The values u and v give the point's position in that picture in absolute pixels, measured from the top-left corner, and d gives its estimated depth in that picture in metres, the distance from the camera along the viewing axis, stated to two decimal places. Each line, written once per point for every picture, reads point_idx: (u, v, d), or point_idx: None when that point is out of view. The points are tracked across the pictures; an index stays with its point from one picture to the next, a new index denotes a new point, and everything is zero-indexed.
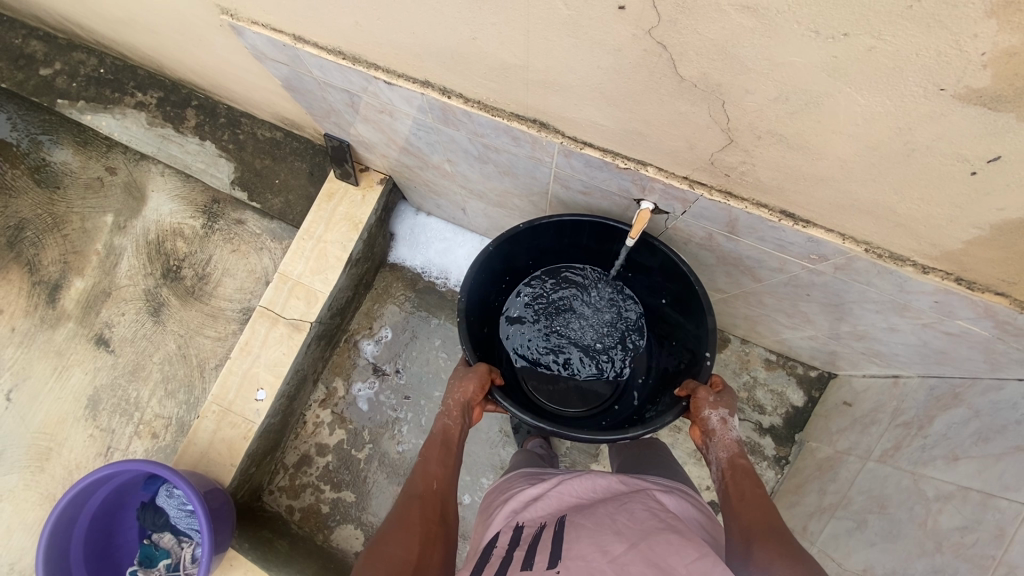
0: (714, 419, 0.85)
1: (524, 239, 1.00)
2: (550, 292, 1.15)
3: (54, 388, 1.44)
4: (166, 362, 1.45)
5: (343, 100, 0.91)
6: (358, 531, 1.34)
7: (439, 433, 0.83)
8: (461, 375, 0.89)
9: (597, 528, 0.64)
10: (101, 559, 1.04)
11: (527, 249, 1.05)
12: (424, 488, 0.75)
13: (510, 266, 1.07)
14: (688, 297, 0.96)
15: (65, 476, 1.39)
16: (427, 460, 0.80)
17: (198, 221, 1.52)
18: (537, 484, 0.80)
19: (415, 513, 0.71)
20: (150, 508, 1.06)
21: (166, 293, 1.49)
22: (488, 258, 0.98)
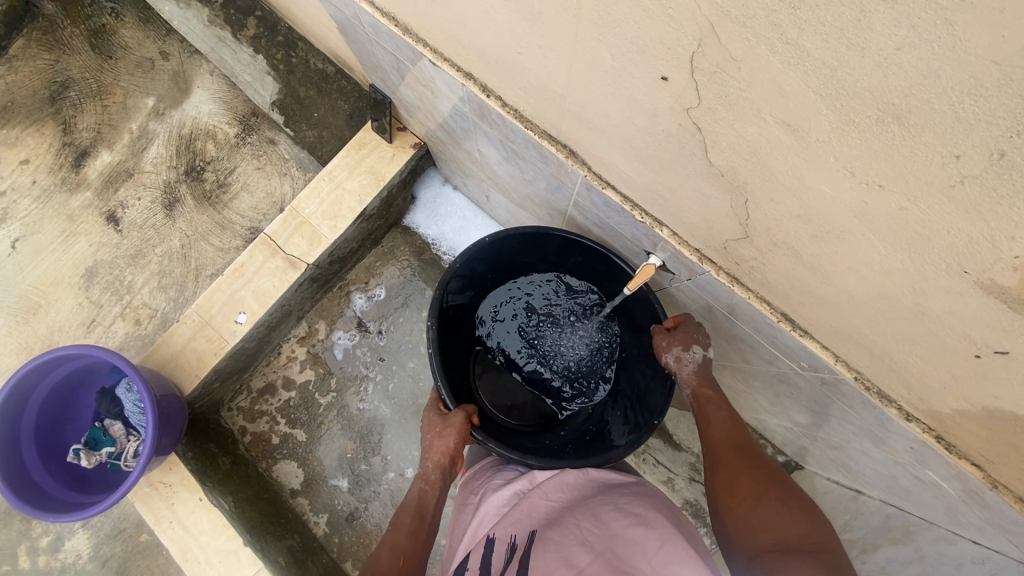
0: (671, 360, 0.90)
1: (506, 242, 0.98)
2: (517, 301, 1.14)
3: (58, 250, 1.48)
4: (166, 257, 1.47)
5: (391, 63, 0.89)
6: (299, 470, 1.38)
7: (417, 504, 0.91)
8: (438, 429, 0.92)
9: (564, 539, 0.71)
10: (49, 434, 1.08)
11: (498, 260, 1.04)
12: (390, 563, 0.83)
13: (481, 276, 1.06)
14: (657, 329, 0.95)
15: (47, 335, 1.43)
16: (397, 532, 0.88)
17: (233, 129, 1.52)
18: (507, 485, 0.88)
19: None
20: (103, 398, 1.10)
21: (184, 191, 1.50)
22: (466, 261, 0.97)
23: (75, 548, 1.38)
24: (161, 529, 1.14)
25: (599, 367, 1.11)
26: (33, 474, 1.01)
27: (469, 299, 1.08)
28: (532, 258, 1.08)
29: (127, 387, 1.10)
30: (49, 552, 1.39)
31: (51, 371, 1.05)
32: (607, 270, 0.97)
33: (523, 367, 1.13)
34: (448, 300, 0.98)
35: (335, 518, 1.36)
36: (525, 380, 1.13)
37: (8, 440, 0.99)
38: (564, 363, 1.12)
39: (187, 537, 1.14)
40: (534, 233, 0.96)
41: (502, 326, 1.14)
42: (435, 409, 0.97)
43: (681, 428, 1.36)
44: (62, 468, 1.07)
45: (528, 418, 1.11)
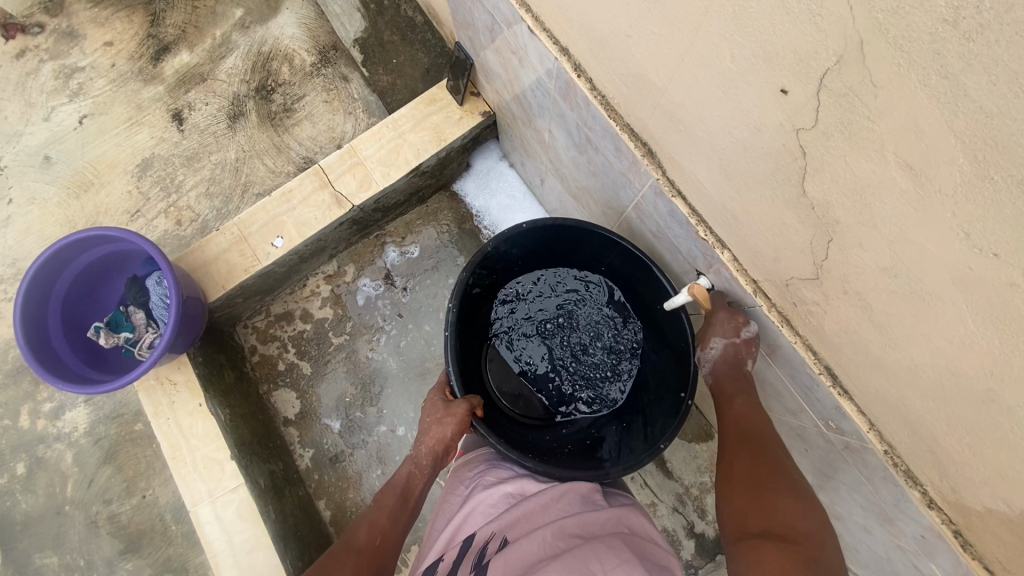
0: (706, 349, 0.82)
1: (547, 232, 0.97)
2: (542, 295, 1.13)
3: (121, 136, 1.53)
4: (220, 166, 1.51)
5: (485, 22, 0.88)
6: (297, 401, 1.40)
7: (405, 487, 0.96)
8: (439, 414, 0.96)
9: (531, 547, 0.70)
10: (79, 307, 1.12)
11: (530, 249, 1.03)
12: (365, 541, 0.87)
13: (510, 262, 1.05)
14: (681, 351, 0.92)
15: (93, 213, 1.50)
16: (379, 510, 0.92)
17: (310, 58, 1.53)
18: (500, 485, 0.87)
19: (347, 560, 0.84)
20: (134, 285, 1.13)
21: (250, 106, 1.53)
22: (501, 244, 0.96)
23: (72, 420, 1.43)
24: (157, 423, 1.17)
25: (613, 377, 1.09)
26: (53, 338, 1.05)
27: (495, 282, 1.08)
28: (566, 253, 1.06)
29: (155, 280, 1.12)
30: (48, 418, 1.44)
31: (93, 247, 1.09)
32: (642, 279, 0.95)
33: (535, 362, 1.12)
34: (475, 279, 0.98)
35: (320, 456, 1.38)
36: (535, 376, 1.12)
37: (37, 299, 1.03)
38: (580, 365, 1.11)
39: (179, 437, 1.16)
40: (579, 228, 0.94)
41: (522, 315, 1.13)
42: (439, 393, 1.02)
43: (677, 457, 1.34)
44: (82, 342, 1.10)
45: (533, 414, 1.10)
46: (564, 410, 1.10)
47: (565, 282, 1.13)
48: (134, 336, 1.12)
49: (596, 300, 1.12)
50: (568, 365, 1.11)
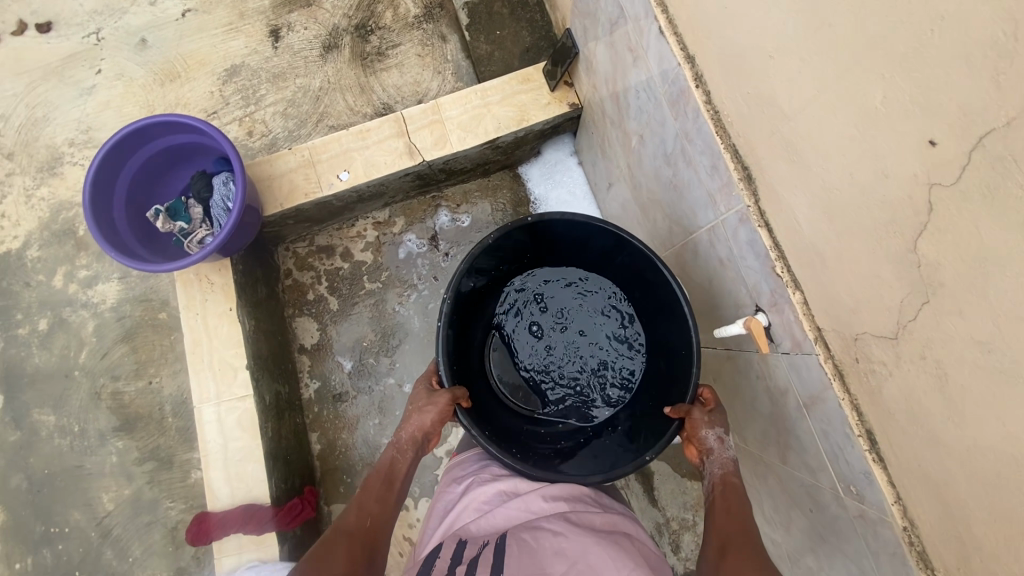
0: (711, 438, 0.85)
1: (560, 228, 1.01)
2: (548, 294, 1.17)
3: (217, 38, 1.56)
4: (302, 91, 1.53)
5: (609, 15, 0.89)
6: (316, 332, 1.43)
7: (388, 471, 0.93)
8: (422, 403, 0.96)
9: (534, 552, 0.73)
10: (145, 187, 1.16)
11: (543, 244, 1.07)
12: (355, 524, 0.84)
13: (517, 254, 1.09)
14: (681, 363, 0.94)
15: (172, 104, 1.54)
16: (365, 496, 0.89)
17: (416, 11, 1.55)
18: (492, 483, 0.90)
19: (340, 547, 0.80)
20: (200, 180, 1.17)
21: (346, 42, 1.55)
22: (510, 235, 1.00)
23: (102, 293, 1.47)
24: (186, 314, 1.20)
25: (613, 379, 1.12)
26: (114, 208, 1.09)
27: (497, 277, 1.12)
28: (578, 252, 1.10)
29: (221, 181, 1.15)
30: (81, 284, 1.48)
31: (173, 134, 1.12)
32: (654, 285, 0.98)
33: (535, 361, 1.15)
34: (477, 271, 1.02)
35: (324, 390, 1.41)
36: (533, 373, 1.15)
37: (110, 168, 1.07)
38: (581, 363, 1.14)
39: (203, 334, 1.19)
40: (593, 227, 0.98)
41: (525, 312, 1.17)
42: (426, 380, 1.01)
43: (665, 488, 1.34)
44: (139, 219, 1.14)
45: (531, 411, 1.13)
46: (558, 408, 1.13)
47: (574, 284, 1.17)
48: (187, 228, 1.15)
49: (604, 300, 1.16)
50: (567, 366, 1.14)
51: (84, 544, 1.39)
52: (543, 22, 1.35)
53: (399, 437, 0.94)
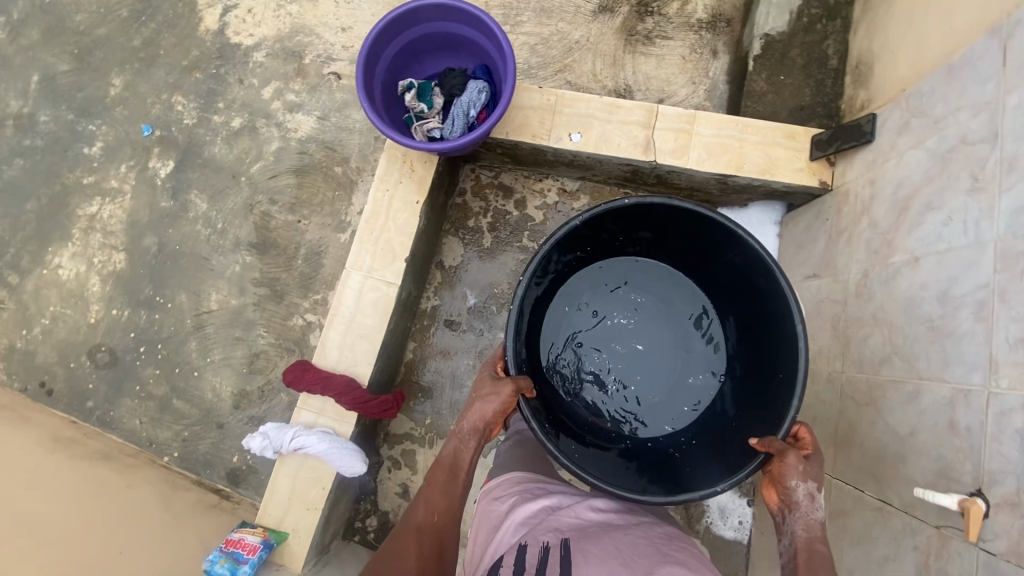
0: (801, 492, 0.82)
1: (661, 218, 1.02)
2: (628, 283, 1.20)
3: None
4: (561, 35, 1.52)
5: (962, 134, 0.84)
6: (460, 256, 1.46)
7: (452, 461, 0.95)
8: (484, 393, 0.96)
9: (603, 560, 0.75)
10: (409, 56, 1.18)
11: (641, 230, 1.08)
12: (424, 519, 0.90)
13: (613, 237, 1.10)
14: (778, 387, 0.95)
15: None
16: (432, 488, 0.93)
17: (702, 15, 1.50)
18: (535, 501, 0.88)
19: (411, 546, 0.86)
20: (458, 76, 1.18)
21: (623, 10, 1.52)
22: (606, 219, 1.01)
23: (298, 123, 1.53)
24: (379, 187, 1.24)
25: (693, 376, 1.15)
26: (379, 63, 1.13)
27: (581, 258, 1.13)
28: (673, 246, 1.12)
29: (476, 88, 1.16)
30: (284, 105, 1.54)
31: (461, 24, 1.13)
32: (762, 302, 0.99)
33: (603, 349, 1.18)
34: (563, 250, 1.03)
35: (440, 309, 1.45)
36: (596, 360, 1.18)
37: (396, 27, 1.09)
38: (660, 356, 1.18)
39: (383, 211, 1.23)
40: (697, 220, 0.99)
41: (601, 293, 1.19)
42: (489, 370, 1.01)
43: None
44: (390, 81, 1.18)
45: (610, 406, 1.16)
46: (621, 399, 1.16)
47: (655, 274, 1.20)
48: (425, 112, 1.17)
49: (687, 288, 1.19)
50: (642, 363, 1.17)
51: (176, 326, 1.47)
52: (834, 89, 1.27)
53: (461, 428, 0.95)
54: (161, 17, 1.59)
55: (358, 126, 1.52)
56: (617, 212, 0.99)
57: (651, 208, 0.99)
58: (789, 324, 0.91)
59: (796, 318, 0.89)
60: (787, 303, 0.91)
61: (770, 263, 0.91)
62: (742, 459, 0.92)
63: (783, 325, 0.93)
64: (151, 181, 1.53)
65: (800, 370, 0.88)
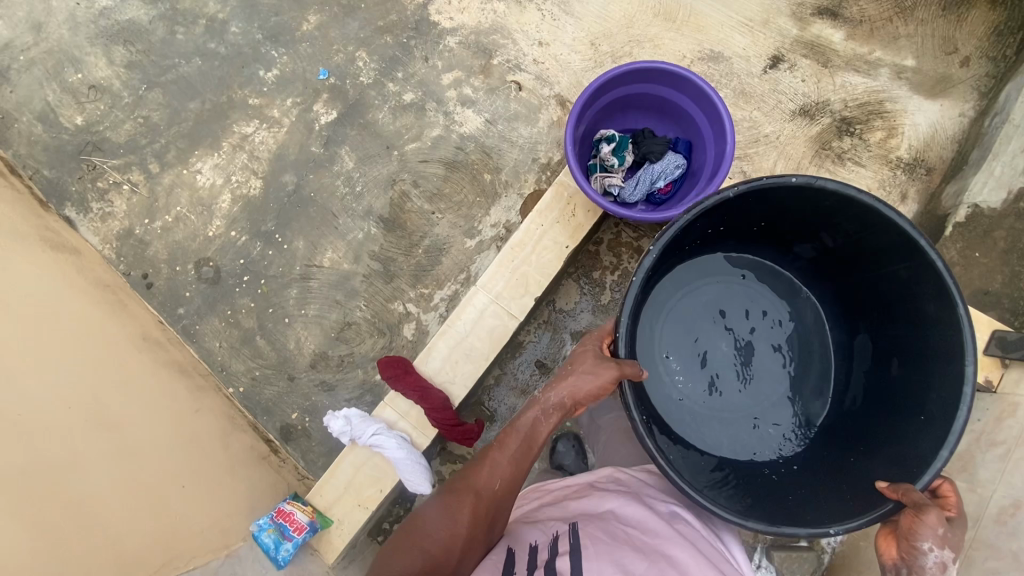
0: (933, 556, 0.81)
1: (820, 209, 0.97)
2: (733, 280, 1.19)
3: (730, 21, 1.52)
4: (751, 124, 1.48)
5: None
6: (574, 303, 1.42)
7: (530, 431, 0.93)
8: (590, 364, 0.91)
9: (608, 537, 0.80)
10: (617, 108, 1.16)
11: (769, 220, 1.05)
12: (479, 486, 0.91)
13: (741, 224, 1.06)
14: (918, 421, 0.91)
15: (648, 36, 1.52)
16: (495, 459, 0.93)
17: (903, 154, 1.43)
18: (556, 503, 0.96)
19: (462, 515, 0.89)
20: (658, 143, 1.14)
21: (822, 122, 1.47)
22: (764, 202, 0.96)
23: (466, 118, 1.52)
24: (535, 219, 1.22)
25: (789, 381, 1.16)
26: (591, 105, 1.11)
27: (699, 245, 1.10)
28: (790, 240, 1.11)
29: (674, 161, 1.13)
30: (459, 97, 1.53)
31: (684, 96, 1.10)
32: (921, 335, 0.93)
33: (702, 352, 1.17)
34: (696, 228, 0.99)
35: (537, 348, 1.41)
36: (691, 359, 1.16)
37: (622, 79, 1.08)
38: (762, 366, 1.17)
39: (532, 244, 1.21)
40: (866, 224, 0.93)
41: (707, 287, 1.18)
42: (594, 344, 0.96)
43: None
44: (592, 125, 1.16)
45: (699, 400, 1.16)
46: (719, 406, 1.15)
47: (759, 277, 1.20)
48: (614, 166, 1.14)
49: (792, 295, 1.19)
50: (744, 372, 1.16)
51: (284, 269, 1.48)
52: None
53: (541, 401, 0.93)
54: None
55: (521, 141, 1.50)
56: (780, 195, 0.94)
57: (820, 197, 0.92)
58: (955, 363, 0.85)
59: (967, 358, 0.83)
60: (957, 337, 0.84)
61: (947, 284, 0.84)
62: (854, 504, 0.90)
63: (943, 359, 0.88)
64: (310, 124, 1.54)
65: (961, 419, 0.83)
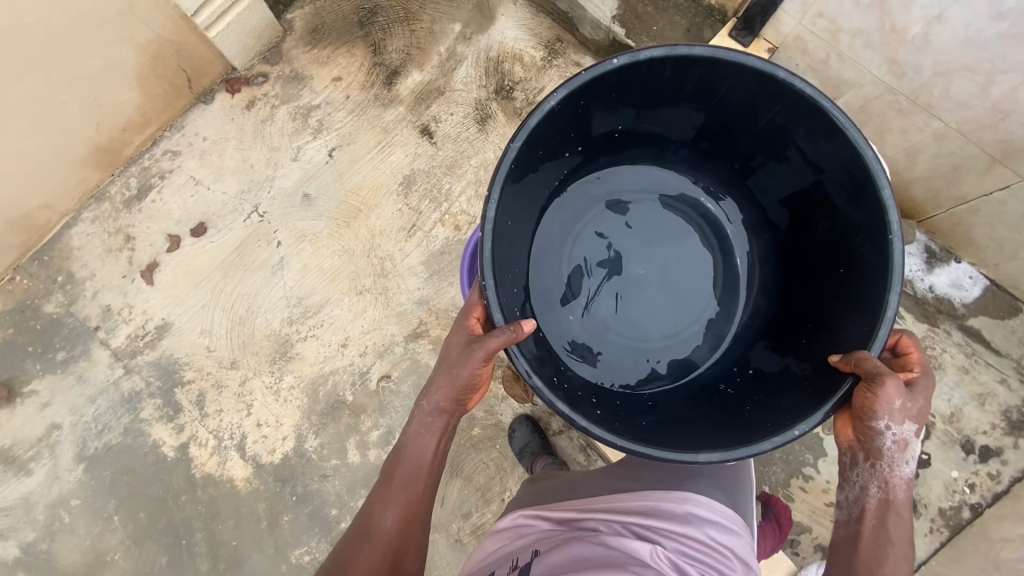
0: (888, 436, 0.79)
1: (670, 88, 0.96)
2: (616, 205, 1.19)
3: (375, 159, 1.56)
4: (482, 166, 1.55)
5: None
6: None
7: (411, 449, 0.94)
8: (449, 365, 0.91)
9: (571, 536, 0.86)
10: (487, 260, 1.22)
11: (641, 119, 1.05)
12: (387, 524, 0.90)
13: (596, 138, 1.07)
14: (858, 275, 0.91)
15: (368, 238, 1.50)
16: (390, 486, 0.92)
17: (540, 53, 1.60)
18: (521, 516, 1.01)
19: (367, 556, 0.87)
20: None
21: (495, 108, 1.58)
22: (596, 110, 0.97)
23: None
24: None
25: (716, 302, 1.17)
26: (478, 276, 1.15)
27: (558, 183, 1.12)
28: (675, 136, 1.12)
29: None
30: (379, 446, 1.39)
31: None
32: (846, 189, 0.91)
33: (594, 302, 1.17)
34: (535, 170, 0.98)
35: None
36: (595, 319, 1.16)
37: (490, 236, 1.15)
38: (674, 291, 1.18)
39: None
40: (731, 82, 0.92)
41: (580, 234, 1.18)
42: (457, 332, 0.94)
43: (1000, 336, 1.39)
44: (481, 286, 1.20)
45: (605, 344, 1.15)
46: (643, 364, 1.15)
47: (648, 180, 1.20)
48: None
49: (689, 183, 1.20)
50: (639, 310, 1.17)
51: None
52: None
53: (423, 410, 0.93)
54: (197, 523, 1.36)
55: None
56: (608, 88, 0.92)
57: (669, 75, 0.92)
58: (870, 188, 0.85)
59: (879, 181, 0.83)
60: (858, 157, 0.85)
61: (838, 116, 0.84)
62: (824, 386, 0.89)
63: (871, 209, 0.86)
64: None
65: (896, 252, 0.82)
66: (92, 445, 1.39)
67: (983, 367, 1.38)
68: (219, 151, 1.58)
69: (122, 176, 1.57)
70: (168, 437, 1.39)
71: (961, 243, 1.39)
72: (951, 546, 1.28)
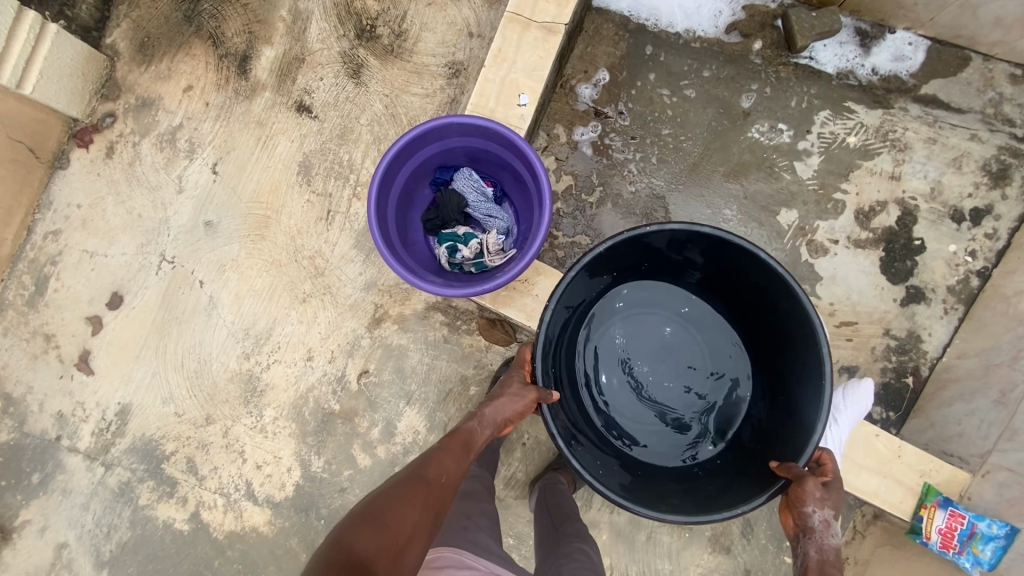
0: (816, 518, 0.90)
1: (729, 258, 1.04)
2: (662, 309, 1.22)
3: (262, 158, 1.42)
4: (375, 123, 1.41)
5: None
6: None
7: (464, 437, 1.00)
8: (518, 389, 1.03)
9: None
10: (405, 202, 1.08)
11: (696, 266, 1.13)
12: (433, 478, 0.90)
13: (657, 259, 1.13)
14: (792, 404, 1.03)
15: (289, 241, 1.38)
16: (444, 453, 0.95)
17: None
18: None
19: (415, 498, 0.86)
20: (459, 189, 1.07)
21: (364, 55, 1.42)
22: (664, 239, 1.03)
23: (409, 427, 1.33)
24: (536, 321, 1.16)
25: (691, 417, 1.19)
26: (389, 226, 1.01)
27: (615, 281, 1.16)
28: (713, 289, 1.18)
29: (485, 194, 1.08)
30: (385, 441, 1.33)
31: (439, 141, 1.04)
32: (795, 372, 1.02)
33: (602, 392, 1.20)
34: (595, 272, 1.05)
35: None
36: (601, 407, 1.20)
37: (389, 178, 0.99)
38: (673, 386, 1.21)
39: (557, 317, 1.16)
40: (759, 273, 1.01)
41: (616, 332, 1.22)
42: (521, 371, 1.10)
43: (956, 93, 1.29)
44: (403, 235, 1.06)
45: (608, 416, 1.19)
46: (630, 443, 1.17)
47: (690, 310, 1.22)
48: (456, 249, 1.05)
49: (710, 366, 1.21)
50: (634, 405, 1.20)
51: None
52: None
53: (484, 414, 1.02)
54: None
55: (426, 358, 1.34)
56: (672, 233, 1.00)
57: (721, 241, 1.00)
58: (814, 349, 0.95)
59: (823, 341, 0.93)
60: (819, 369, 0.94)
61: (793, 282, 0.95)
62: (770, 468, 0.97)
63: (811, 350, 0.96)
64: None
65: (830, 395, 0.92)
66: (105, 549, 1.33)
67: (949, 132, 1.30)
68: (100, 214, 1.43)
69: (13, 277, 1.42)
70: (176, 513, 1.33)
71: (889, 9, 1.26)
72: (970, 318, 1.23)
